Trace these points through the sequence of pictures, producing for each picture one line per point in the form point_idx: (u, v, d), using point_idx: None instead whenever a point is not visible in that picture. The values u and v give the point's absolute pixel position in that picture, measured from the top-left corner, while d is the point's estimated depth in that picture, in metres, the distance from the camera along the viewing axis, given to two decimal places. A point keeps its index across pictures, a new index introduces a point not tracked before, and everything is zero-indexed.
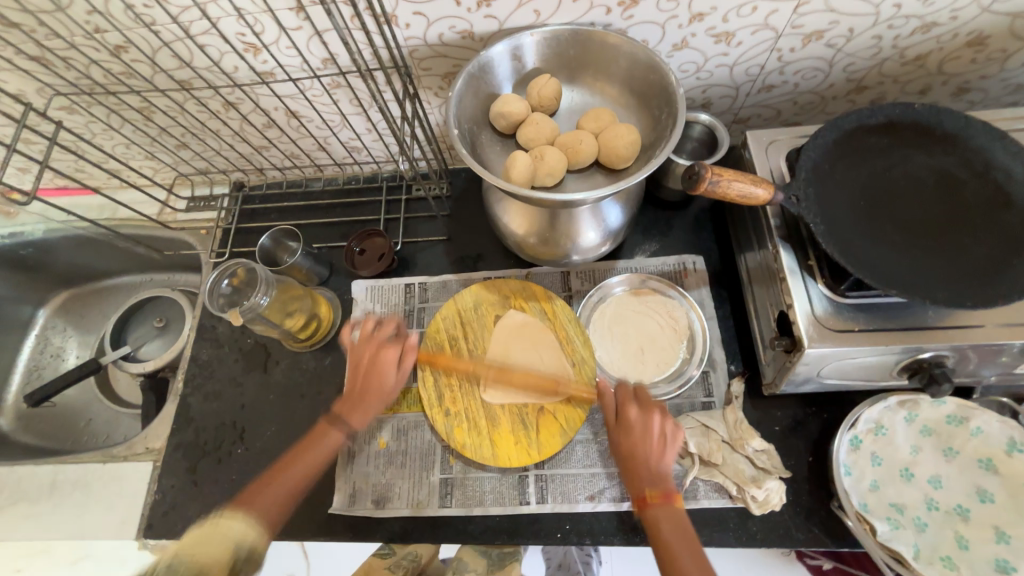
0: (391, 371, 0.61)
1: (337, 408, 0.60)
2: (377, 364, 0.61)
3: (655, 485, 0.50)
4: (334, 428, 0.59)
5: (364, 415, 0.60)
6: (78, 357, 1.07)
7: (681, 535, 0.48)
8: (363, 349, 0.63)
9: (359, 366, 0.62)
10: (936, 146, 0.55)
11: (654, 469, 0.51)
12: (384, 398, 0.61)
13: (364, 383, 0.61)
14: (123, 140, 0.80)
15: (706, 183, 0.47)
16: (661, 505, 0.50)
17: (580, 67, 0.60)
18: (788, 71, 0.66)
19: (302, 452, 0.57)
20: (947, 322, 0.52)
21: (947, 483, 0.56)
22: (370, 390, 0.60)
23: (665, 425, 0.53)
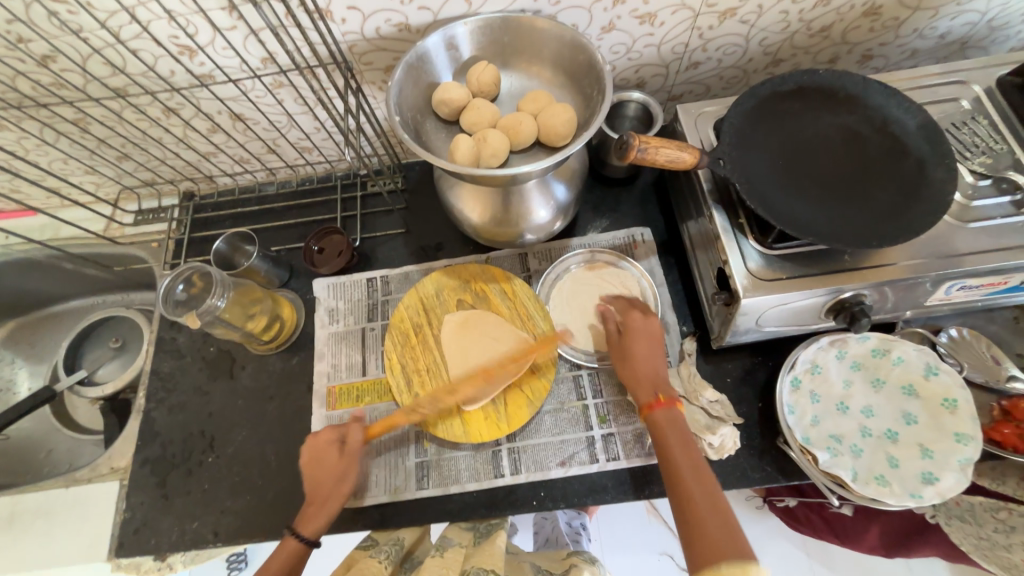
0: (352, 460, 0.61)
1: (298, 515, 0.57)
2: (337, 470, 0.60)
3: (659, 392, 0.57)
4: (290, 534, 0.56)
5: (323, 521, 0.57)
6: (31, 388, 1.02)
7: (684, 440, 0.54)
8: (315, 448, 0.61)
9: (316, 473, 0.60)
10: (842, 107, 0.61)
11: (652, 374, 0.59)
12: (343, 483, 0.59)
13: (320, 488, 0.59)
14: (60, 155, 0.77)
15: (635, 151, 0.51)
16: (666, 409, 0.56)
17: (515, 53, 0.62)
18: (711, 48, 0.71)
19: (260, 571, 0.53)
20: (862, 264, 0.57)
21: (878, 411, 0.61)
22: (323, 496, 0.58)
23: (653, 332, 0.63)
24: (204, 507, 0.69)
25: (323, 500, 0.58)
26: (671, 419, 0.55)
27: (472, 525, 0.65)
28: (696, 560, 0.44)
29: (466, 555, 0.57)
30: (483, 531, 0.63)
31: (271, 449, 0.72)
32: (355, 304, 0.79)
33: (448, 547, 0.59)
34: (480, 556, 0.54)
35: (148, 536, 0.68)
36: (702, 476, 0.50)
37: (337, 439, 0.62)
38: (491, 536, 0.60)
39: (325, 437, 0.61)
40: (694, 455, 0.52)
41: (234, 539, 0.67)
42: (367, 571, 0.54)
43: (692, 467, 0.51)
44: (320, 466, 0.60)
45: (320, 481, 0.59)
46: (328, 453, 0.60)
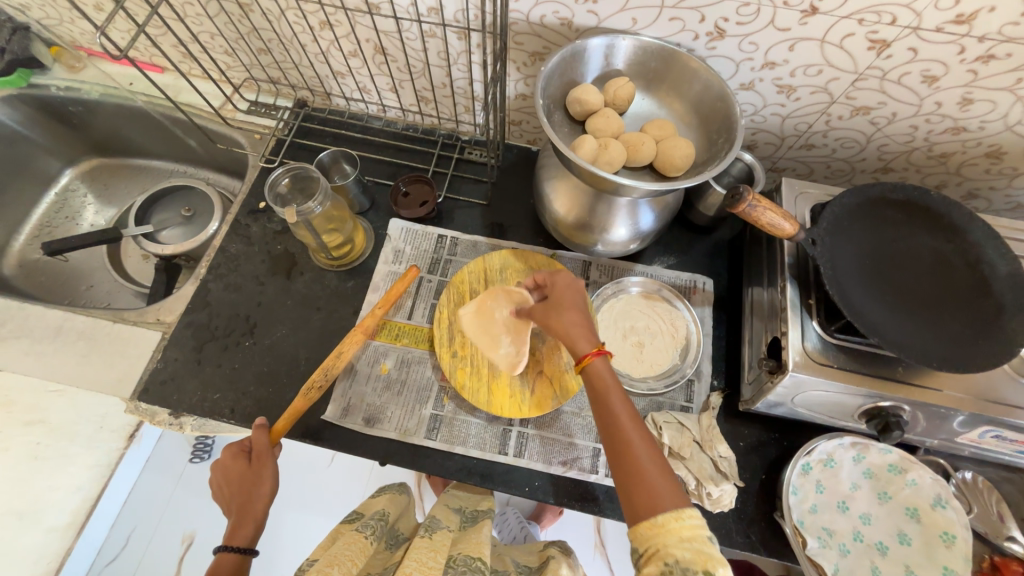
0: (258, 469, 0.60)
1: (224, 535, 0.57)
2: (247, 477, 0.60)
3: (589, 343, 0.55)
4: (224, 552, 0.55)
5: (252, 528, 0.57)
6: (92, 223, 1.09)
7: (615, 388, 0.52)
8: (218, 473, 0.61)
9: (229, 490, 0.59)
10: (940, 231, 0.63)
11: (583, 331, 0.57)
12: (268, 486, 0.60)
13: (240, 498, 0.59)
14: (212, 30, 0.83)
15: (744, 204, 0.53)
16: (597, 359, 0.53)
17: (657, 79, 0.66)
18: (831, 136, 0.74)
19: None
20: (912, 380, 0.59)
21: (875, 521, 0.63)
22: (245, 504, 0.58)
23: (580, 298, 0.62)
24: (229, 384, 0.73)
25: (244, 509, 0.58)
26: (603, 370, 0.53)
27: (459, 510, 0.71)
28: (636, 511, 0.45)
29: (454, 542, 0.62)
30: (469, 517, 0.70)
31: (305, 355, 0.76)
32: (420, 253, 0.82)
33: (438, 529, 0.63)
34: (466, 544, 0.61)
35: (171, 390, 0.72)
36: (633, 434, 0.49)
37: (240, 448, 0.62)
38: (477, 524, 0.67)
39: (228, 453, 0.61)
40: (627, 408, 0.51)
41: (246, 422, 0.71)
42: (353, 544, 0.57)
43: (623, 416, 0.50)
44: (229, 479, 0.60)
45: (235, 494, 0.59)
46: (234, 465, 0.61)
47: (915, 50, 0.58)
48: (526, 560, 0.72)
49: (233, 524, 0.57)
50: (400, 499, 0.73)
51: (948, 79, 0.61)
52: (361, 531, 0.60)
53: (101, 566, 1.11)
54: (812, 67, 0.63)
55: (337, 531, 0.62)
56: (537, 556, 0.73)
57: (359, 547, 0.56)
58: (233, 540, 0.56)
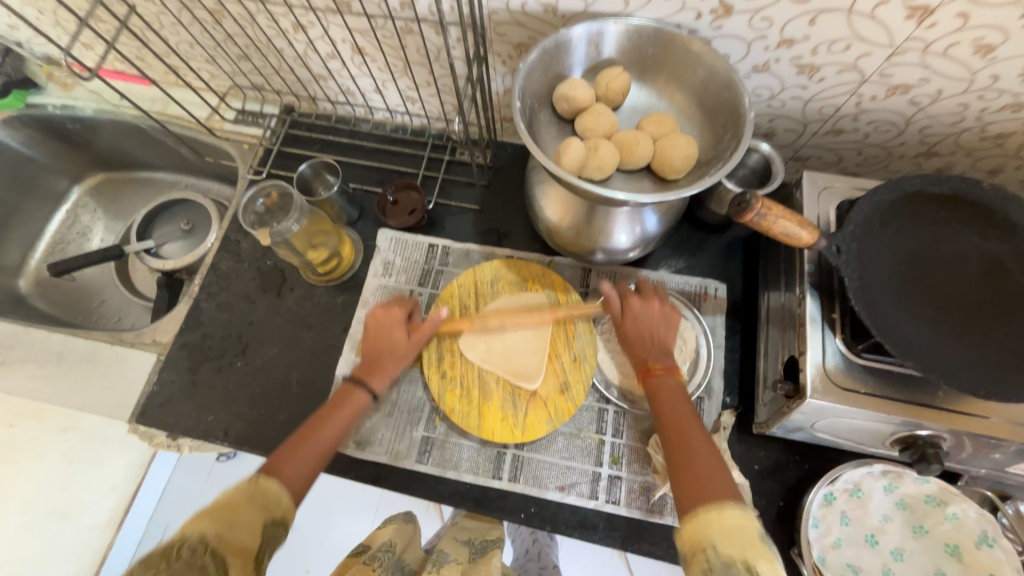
0: (398, 331, 0.63)
1: (356, 371, 0.61)
2: (397, 339, 0.63)
3: (659, 358, 0.57)
4: (355, 389, 0.59)
5: (385, 379, 0.61)
6: (102, 240, 1.10)
7: (687, 405, 0.53)
8: (370, 318, 0.65)
9: (374, 341, 0.63)
10: (993, 230, 0.54)
11: (659, 347, 0.58)
12: (400, 355, 0.63)
13: (376, 351, 0.62)
14: (189, 39, 0.80)
15: (752, 214, 0.46)
16: (663, 374, 0.55)
17: (654, 67, 0.58)
18: (862, 119, 0.64)
19: (329, 411, 0.57)
20: (955, 406, 0.51)
21: (908, 558, 0.56)
22: (385, 352, 0.62)
23: (665, 309, 0.61)
24: (223, 406, 0.72)
25: (376, 360, 0.61)
26: (672, 388, 0.54)
27: (468, 541, 0.69)
28: (685, 505, 0.44)
29: (462, 574, 0.62)
30: (478, 548, 0.67)
31: (296, 375, 0.74)
32: (410, 264, 0.79)
33: (445, 563, 0.64)
34: (474, 575, 0.61)
35: (168, 413, 0.72)
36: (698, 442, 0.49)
37: (395, 305, 0.66)
38: (487, 556, 0.64)
39: (390, 306, 0.65)
40: (698, 426, 0.51)
41: (240, 445, 0.70)
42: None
43: (692, 432, 0.50)
44: (379, 329, 0.64)
45: (378, 340, 0.63)
46: (392, 317, 0.64)
47: (965, 15, 0.48)
48: None
49: (367, 365, 0.61)
50: (406, 529, 0.71)
51: (1007, 48, 0.50)
52: (369, 564, 0.59)
53: (141, 558, 1.14)
54: (838, 42, 0.54)
55: (346, 567, 0.61)
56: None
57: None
58: (360, 379, 0.60)
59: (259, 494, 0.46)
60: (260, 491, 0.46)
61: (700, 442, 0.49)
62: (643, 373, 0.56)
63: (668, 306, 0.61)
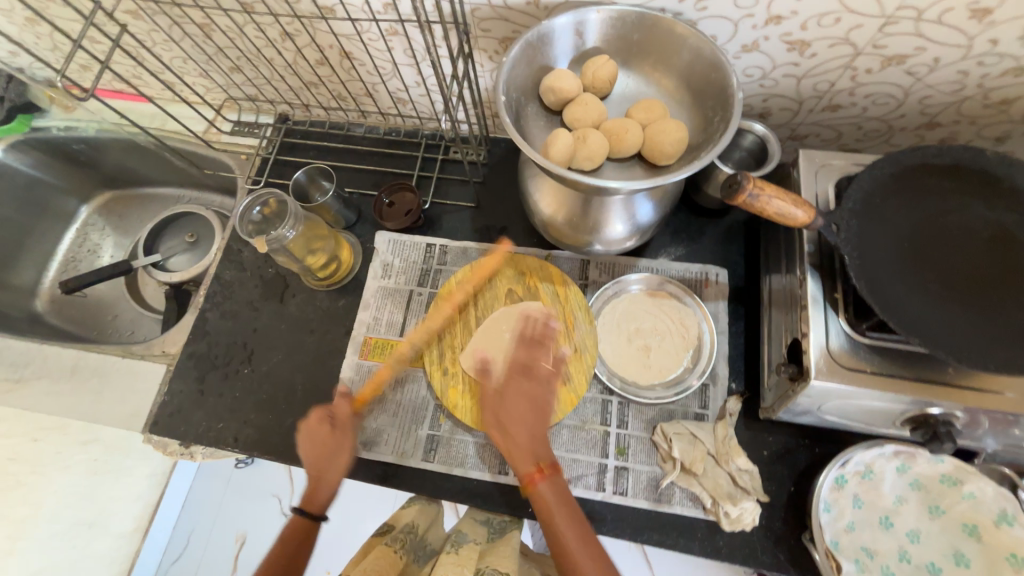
0: (339, 449, 0.62)
1: (302, 497, 0.59)
2: (332, 443, 0.62)
3: (543, 455, 0.56)
4: (298, 515, 0.58)
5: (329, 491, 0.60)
6: (112, 257, 1.11)
7: (564, 505, 0.54)
8: (312, 430, 0.63)
9: (313, 455, 0.61)
10: (1000, 199, 0.52)
11: (539, 438, 0.57)
12: (341, 461, 0.61)
13: (321, 460, 0.61)
14: (181, 54, 0.81)
15: (745, 195, 0.46)
16: (548, 476, 0.55)
17: (640, 53, 0.58)
18: (859, 93, 0.63)
19: (279, 544, 0.56)
20: (965, 382, 0.50)
21: (925, 539, 0.55)
22: (324, 473, 0.60)
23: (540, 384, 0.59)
24: (232, 413, 0.74)
25: (321, 473, 0.60)
26: (553, 490, 0.54)
27: (487, 520, 0.65)
28: None
29: (481, 554, 0.57)
30: (497, 528, 0.64)
31: (301, 379, 0.75)
32: (408, 265, 0.79)
33: (463, 543, 0.59)
34: (494, 556, 0.56)
35: (179, 422, 0.74)
36: (579, 539, 0.51)
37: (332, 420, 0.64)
38: (506, 536, 0.61)
39: (316, 418, 0.64)
40: (574, 526, 0.52)
41: (249, 450, 0.72)
42: (382, 559, 0.54)
43: (569, 531, 0.52)
44: (314, 445, 0.62)
45: (316, 460, 0.61)
46: (320, 430, 0.63)
47: None
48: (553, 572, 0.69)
49: (311, 488, 0.59)
50: (429, 509, 0.68)
51: (1004, 10, 0.49)
52: (390, 545, 0.57)
53: (168, 564, 1.14)
54: (828, 16, 0.53)
55: (367, 546, 0.59)
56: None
57: (387, 562, 0.54)
58: (309, 504, 0.59)
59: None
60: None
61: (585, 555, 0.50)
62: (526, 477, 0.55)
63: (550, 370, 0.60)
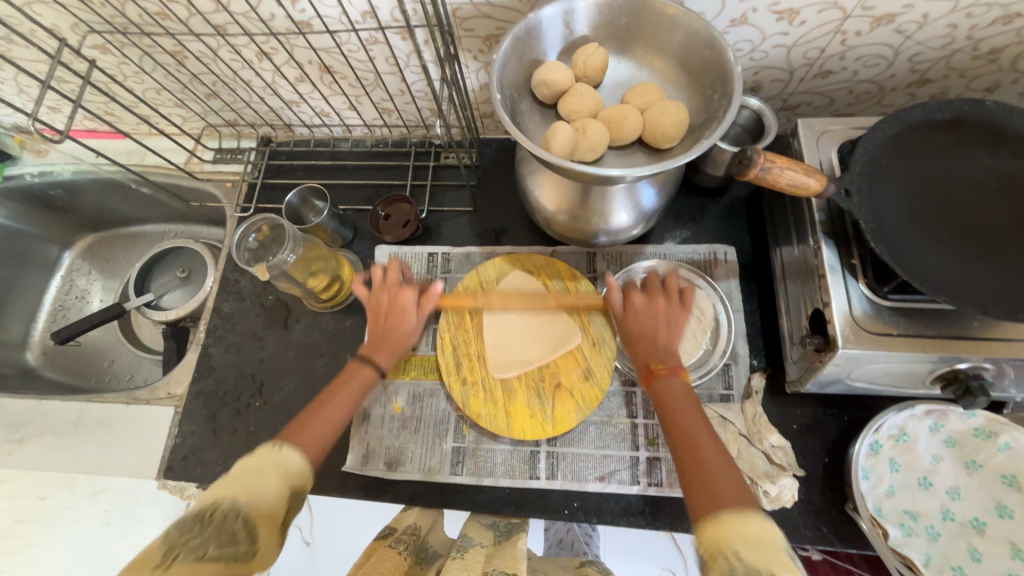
0: (411, 313, 0.62)
1: (364, 348, 0.60)
2: (393, 311, 0.61)
3: (663, 358, 0.54)
4: (362, 366, 0.58)
5: (390, 355, 0.60)
6: (101, 301, 1.07)
7: (690, 405, 0.50)
8: (382, 293, 0.63)
9: (380, 303, 0.62)
10: (1003, 148, 0.52)
11: (661, 346, 0.55)
12: (410, 331, 0.62)
13: (385, 323, 0.61)
14: (155, 85, 0.79)
15: (757, 169, 0.45)
16: (666, 374, 0.53)
17: (631, 37, 0.57)
18: (850, 57, 0.62)
19: (340, 386, 0.56)
20: (992, 334, 0.50)
21: (965, 495, 0.55)
22: (393, 330, 0.61)
23: (670, 309, 0.58)
24: (248, 448, 0.71)
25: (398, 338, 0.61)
26: (681, 393, 0.51)
27: (493, 523, 0.62)
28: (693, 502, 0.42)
29: (488, 557, 0.55)
30: (504, 531, 0.61)
31: None
32: (412, 277, 0.77)
33: (469, 548, 0.56)
34: (500, 559, 0.53)
35: (194, 463, 0.71)
36: (705, 441, 0.46)
37: (403, 283, 0.64)
38: (513, 538, 0.58)
39: (394, 267, 0.64)
40: (702, 422, 0.49)
41: None
42: (386, 561, 0.53)
43: (691, 419, 0.49)
44: (379, 308, 0.62)
45: (382, 313, 0.62)
46: (399, 292, 0.63)
47: None
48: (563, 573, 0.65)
49: (375, 338, 0.61)
50: (429, 512, 0.65)
51: None
52: (392, 549, 0.56)
53: None
54: None
55: (371, 550, 0.58)
56: (575, 570, 0.67)
57: (391, 565, 0.52)
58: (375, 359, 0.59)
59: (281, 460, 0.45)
60: (280, 461, 0.45)
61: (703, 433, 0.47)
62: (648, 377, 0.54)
63: (676, 304, 0.58)
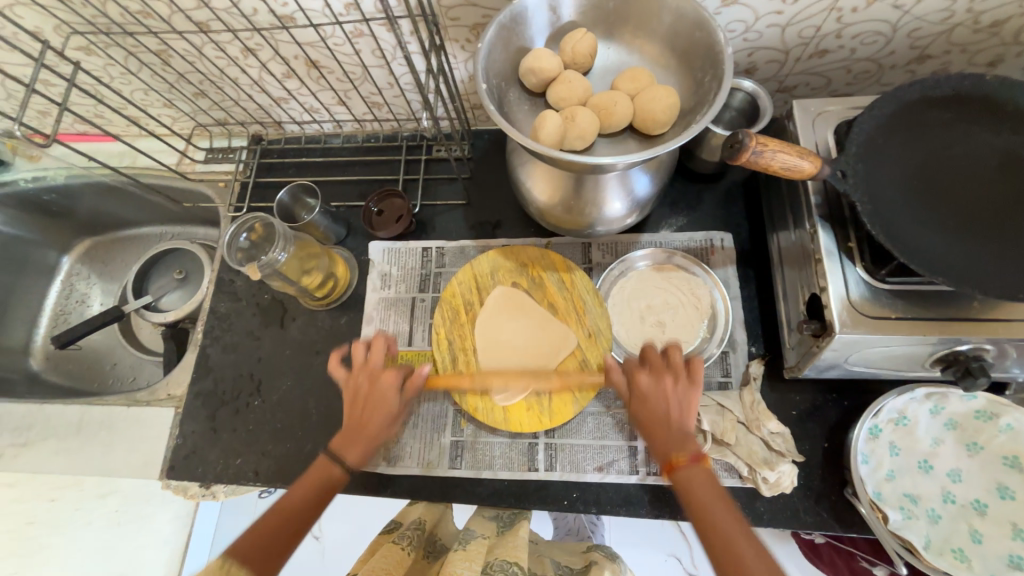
0: (388, 398, 0.56)
1: (332, 443, 0.54)
2: (372, 397, 0.56)
3: (680, 446, 0.48)
4: (333, 463, 0.53)
5: (360, 450, 0.54)
6: (102, 304, 1.08)
7: (719, 498, 0.44)
8: (360, 376, 0.58)
9: (356, 404, 0.57)
10: (1004, 124, 0.51)
11: (676, 431, 0.49)
12: (389, 422, 0.56)
13: (364, 410, 0.56)
14: (142, 85, 0.78)
15: (749, 153, 0.44)
16: (687, 468, 0.46)
17: (619, 21, 0.55)
18: (846, 35, 0.61)
19: (306, 484, 0.51)
20: (993, 315, 0.49)
21: (967, 477, 0.55)
22: (369, 422, 0.55)
23: (678, 391, 0.52)
24: (249, 447, 0.72)
25: (366, 425, 0.55)
26: (701, 477, 0.46)
27: (496, 516, 0.63)
28: None
29: (490, 548, 0.55)
30: (507, 522, 0.62)
31: (314, 403, 0.73)
32: (407, 272, 0.77)
33: (471, 539, 0.57)
34: (503, 548, 0.54)
35: (196, 463, 0.72)
36: (747, 548, 0.40)
37: (388, 367, 0.59)
38: (515, 528, 0.59)
39: (377, 343, 0.60)
40: (719, 498, 0.44)
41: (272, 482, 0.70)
42: (390, 556, 0.53)
43: (734, 532, 0.42)
44: (357, 395, 0.57)
45: (358, 404, 0.56)
46: (382, 374, 0.58)
47: None
48: (568, 561, 0.66)
49: (353, 429, 0.55)
50: (435, 508, 0.67)
51: None
52: (396, 542, 0.56)
53: None
54: None
55: (375, 545, 0.59)
56: (581, 557, 0.67)
57: (394, 559, 0.52)
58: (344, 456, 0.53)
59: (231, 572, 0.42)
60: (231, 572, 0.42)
61: (724, 514, 0.43)
62: (665, 467, 0.48)
63: (686, 384, 0.52)
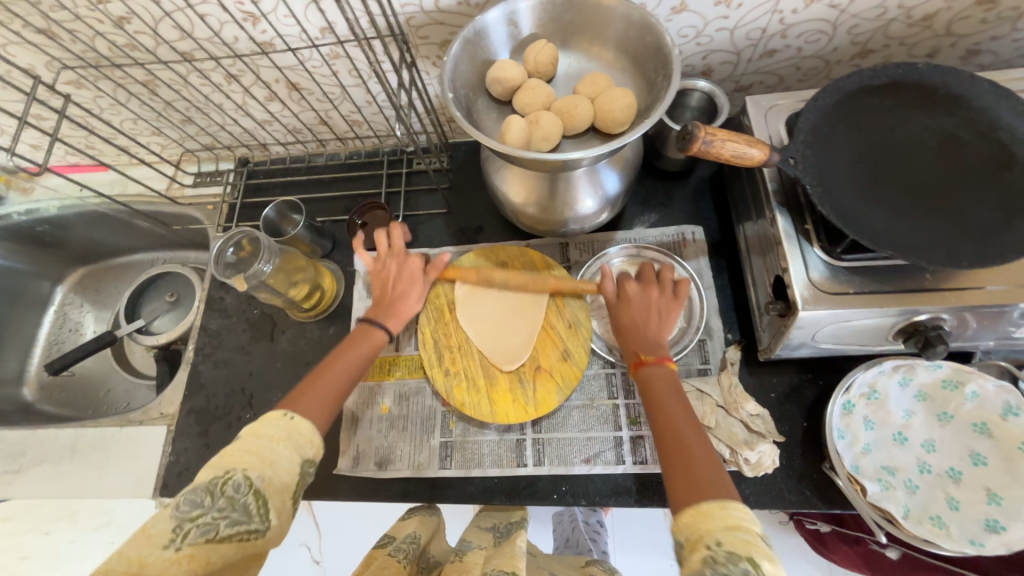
0: (417, 284, 0.64)
1: (368, 312, 0.61)
2: (413, 273, 0.64)
3: (650, 349, 0.54)
4: (372, 328, 0.59)
5: (399, 319, 0.61)
6: (95, 330, 1.09)
7: (676, 393, 0.50)
8: (392, 258, 0.65)
9: (383, 275, 0.64)
10: (939, 108, 0.54)
11: (651, 337, 0.55)
12: (416, 299, 0.63)
13: (393, 290, 0.63)
14: (131, 115, 0.82)
15: (699, 143, 0.46)
16: (655, 364, 0.52)
17: (575, 31, 0.59)
18: (791, 34, 0.65)
19: (344, 349, 0.56)
20: (946, 285, 0.51)
21: (941, 447, 0.57)
22: (400, 297, 0.62)
23: (661, 301, 0.58)
24: None
25: (396, 298, 0.62)
26: (664, 378, 0.51)
27: (493, 527, 0.63)
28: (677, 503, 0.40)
29: (488, 560, 0.55)
30: (504, 532, 0.61)
31: None
32: None
33: (468, 552, 0.58)
34: (500, 559, 0.53)
35: (189, 480, 0.72)
36: (686, 426, 0.46)
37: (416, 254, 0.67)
38: (512, 535, 0.59)
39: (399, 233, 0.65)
40: (684, 409, 0.48)
41: None
42: (385, 569, 0.51)
43: (674, 409, 0.48)
44: (386, 274, 0.64)
45: (386, 278, 0.64)
46: (417, 245, 0.65)
47: None
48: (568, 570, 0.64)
49: (380, 305, 0.61)
50: (430, 519, 0.63)
51: None
52: (392, 556, 0.54)
53: None
54: None
55: (369, 558, 0.57)
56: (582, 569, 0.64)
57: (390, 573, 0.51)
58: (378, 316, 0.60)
59: (294, 433, 0.44)
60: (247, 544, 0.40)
61: (677, 404, 0.49)
62: (634, 361, 0.54)
63: (670, 297, 0.58)
